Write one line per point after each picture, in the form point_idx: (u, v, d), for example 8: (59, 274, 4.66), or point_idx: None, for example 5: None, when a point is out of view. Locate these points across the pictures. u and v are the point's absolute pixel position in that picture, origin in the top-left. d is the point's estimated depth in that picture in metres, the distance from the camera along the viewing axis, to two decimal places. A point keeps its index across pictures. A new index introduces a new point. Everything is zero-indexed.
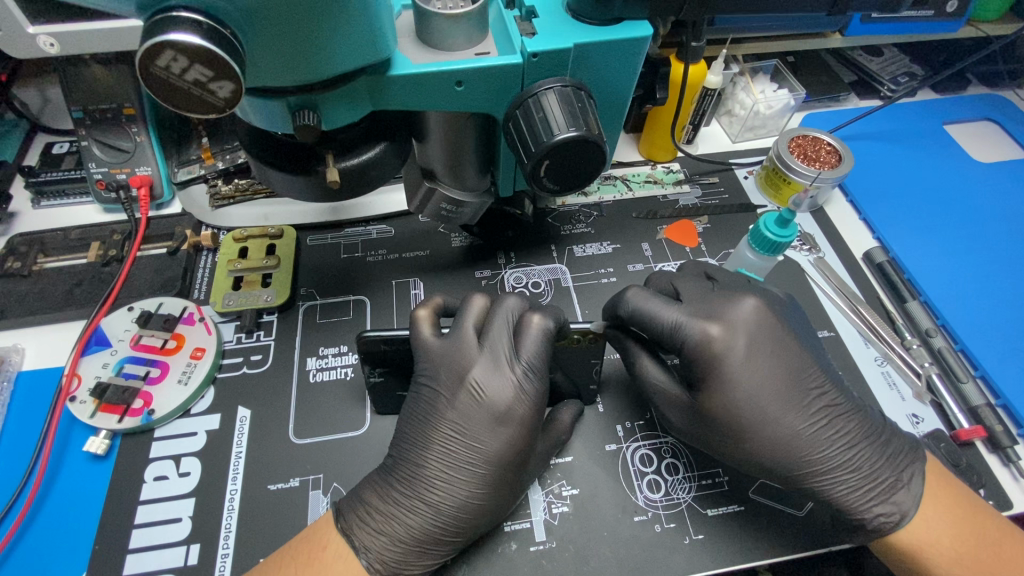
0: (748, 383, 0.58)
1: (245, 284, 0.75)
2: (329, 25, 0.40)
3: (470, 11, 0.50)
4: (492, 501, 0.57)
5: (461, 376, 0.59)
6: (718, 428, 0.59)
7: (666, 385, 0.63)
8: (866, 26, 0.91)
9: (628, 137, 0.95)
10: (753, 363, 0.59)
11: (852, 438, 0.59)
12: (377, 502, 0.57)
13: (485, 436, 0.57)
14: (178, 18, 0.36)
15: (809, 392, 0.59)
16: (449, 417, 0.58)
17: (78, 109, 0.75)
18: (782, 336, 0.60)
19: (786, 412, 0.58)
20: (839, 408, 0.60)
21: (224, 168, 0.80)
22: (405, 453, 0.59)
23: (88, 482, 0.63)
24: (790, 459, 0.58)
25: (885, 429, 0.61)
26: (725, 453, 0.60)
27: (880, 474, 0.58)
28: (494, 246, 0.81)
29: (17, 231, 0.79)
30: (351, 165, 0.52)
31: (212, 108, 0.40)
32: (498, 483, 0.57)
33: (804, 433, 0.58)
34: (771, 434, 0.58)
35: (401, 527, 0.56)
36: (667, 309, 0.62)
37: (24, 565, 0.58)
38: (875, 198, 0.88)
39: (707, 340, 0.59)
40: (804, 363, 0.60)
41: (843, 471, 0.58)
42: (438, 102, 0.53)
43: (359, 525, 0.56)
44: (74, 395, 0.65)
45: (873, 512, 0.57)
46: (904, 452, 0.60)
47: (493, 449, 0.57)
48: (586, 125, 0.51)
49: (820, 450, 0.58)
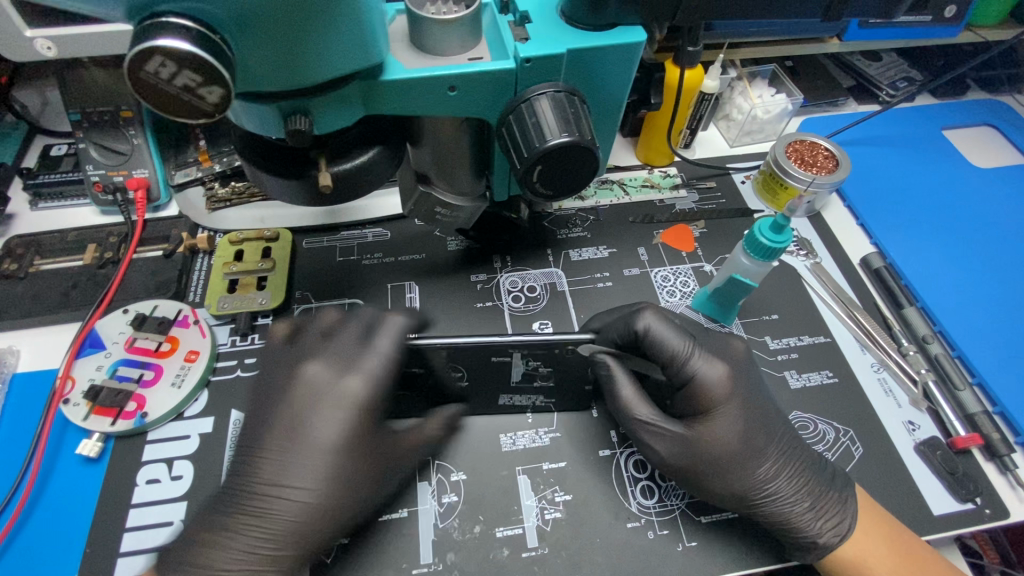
0: (735, 427, 0.60)
1: (240, 286, 0.74)
2: (318, 30, 0.40)
3: (463, 16, 0.50)
4: (344, 515, 0.56)
5: (316, 374, 0.59)
6: (701, 460, 0.60)
7: (654, 419, 0.61)
8: (865, 31, 0.91)
9: (625, 140, 0.94)
10: (741, 415, 0.61)
11: (800, 458, 0.62)
12: (221, 524, 0.54)
13: (329, 442, 0.57)
14: (168, 24, 0.36)
15: (767, 407, 0.63)
16: (283, 426, 0.57)
17: (76, 112, 0.76)
18: (757, 384, 0.64)
19: (751, 454, 0.60)
20: (791, 442, 0.62)
21: (222, 170, 0.81)
22: (240, 471, 0.57)
23: (81, 484, 0.63)
24: (740, 496, 0.59)
25: (825, 458, 0.64)
26: (708, 488, 0.60)
27: (824, 494, 0.60)
28: (491, 250, 0.81)
29: (14, 233, 0.79)
30: (344, 169, 0.52)
31: (202, 113, 0.40)
32: (345, 499, 0.56)
33: (762, 469, 0.60)
34: (728, 477, 0.59)
35: (249, 554, 0.53)
36: (678, 337, 0.62)
37: (16, 567, 0.58)
38: (873, 205, 0.87)
39: (712, 372, 0.61)
40: (769, 412, 0.63)
41: (792, 488, 0.60)
42: (432, 107, 0.53)
43: (196, 559, 0.52)
44: (67, 398, 0.65)
45: (824, 528, 0.59)
46: (838, 475, 0.62)
47: (341, 453, 0.57)
48: (579, 131, 0.51)
49: (776, 482, 0.60)
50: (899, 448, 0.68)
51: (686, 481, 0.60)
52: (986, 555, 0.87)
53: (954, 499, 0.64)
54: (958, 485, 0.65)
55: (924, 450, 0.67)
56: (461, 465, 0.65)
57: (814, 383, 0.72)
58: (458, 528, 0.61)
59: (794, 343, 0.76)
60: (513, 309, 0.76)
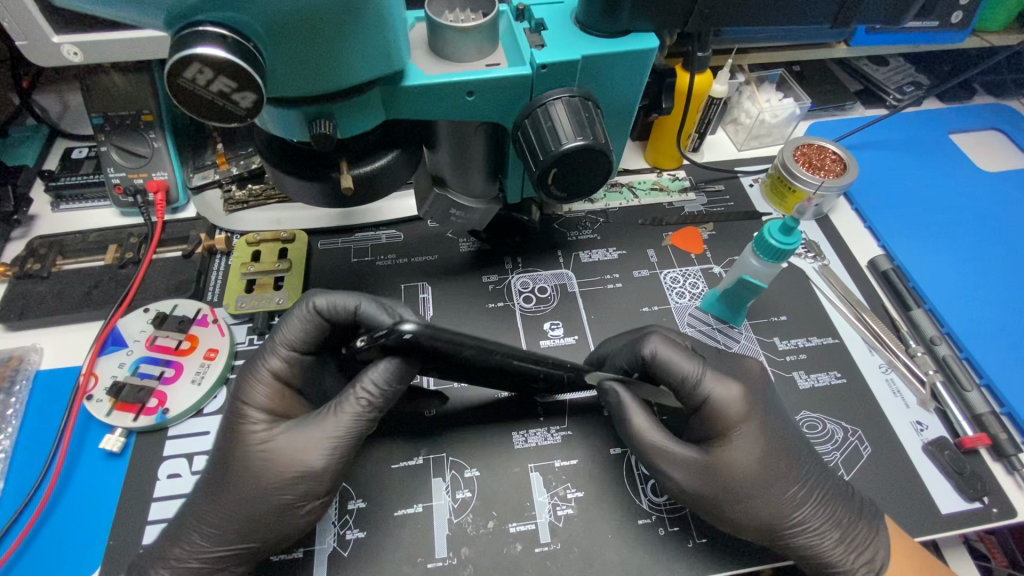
0: (756, 453, 0.59)
1: (258, 287, 0.76)
2: (345, 38, 0.42)
3: (482, 24, 0.52)
4: (273, 516, 0.55)
5: (245, 370, 0.60)
6: (722, 490, 0.58)
7: (666, 443, 0.60)
8: (872, 36, 0.92)
9: (634, 144, 0.96)
10: (760, 439, 0.60)
11: (829, 488, 0.61)
12: (179, 531, 0.56)
13: (256, 449, 0.56)
14: (206, 33, 0.38)
15: (785, 432, 0.61)
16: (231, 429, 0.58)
17: (98, 116, 0.77)
18: (774, 405, 0.63)
19: (775, 482, 0.59)
20: (815, 466, 0.61)
21: (238, 173, 0.83)
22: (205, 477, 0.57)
23: (104, 478, 0.64)
24: (769, 527, 0.58)
25: (849, 484, 0.63)
26: (730, 516, 0.58)
27: (855, 525, 0.59)
28: (502, 251, 0.82)
29: (36, 234, 0.81)
30: (365, 171, 0.53)
31: (234, 118, 0.42)
32: (263, 498, 0.54)
33: (789, 497, 0.59)
34: (752, 505, 0.58)
35: (199, 560, 0.55)
36: (687, 361, 0.61)
37: (41, 559, 0.59)
38: (880, 209, 0.88)
39: (727, 394, 0.60)
40: (790, 435, 0.62)
41: (821, 521, 0.59)
42: (451, 111, 0.54)
43: (162, 561, 0.55)
44: (91, 394, 0.67)
45: (857, 561, 0.58)
46: (867, 504, 0.61)
47: (279, 459, 0.55)
48: (593, 135, 0.52)
49: (804, 510, 0.59)
50: (907, 449, 0.68)
51: (708, 511, 0.59)
52: (993, 557, 0.88)
53: (962, 498, 0.65)
54: (966, 484, 0.66)
55: (932, 450, 0.68)
56: (473, 462, 0.66)
57: (822, 383, 0.73)
58: (472, 523, 0.62)
59: (801, 344, 0.77)
60: (525, 310, 0.78)
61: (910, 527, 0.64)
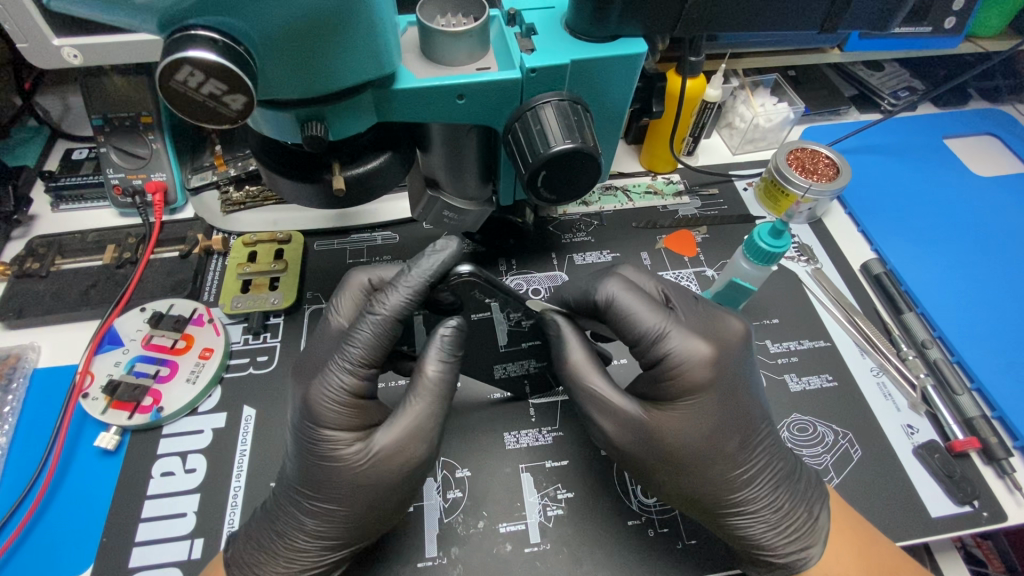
0: (704, 426, 0.57)
1: (253, 287, 0.77)
2: (335, 43, 0.42)
3: (472, 28, 0.53)
4: (390, 513, 0.56)
5: (316, 393, 0.54)
6: (654, 453, 0.57)
7: (609, 394, 0.58)
8: (865, 42, 0.92)
9: (629, 147, 0.96)
10: (714, 413, 0.57)
11: (777, 476, 0.59)
12: (280, 539, 0.56)
13: (357, 472, 0.54)
14: (197, 36, 0.38)
15: (750, 418, 0.58)
16: (321, 451, 0.55)
17: (98, 118, 0.78)
18: (748, 370, 0.60)
19: (718, 460, 0.57)
20: (768, 446, 0.60)
21: (236, 175, 0.83)
22: (300, 494, 0.56)
23: (98, 476, 0.65)
24: (706, 505, 0.58)
25: (799, 465, 0.62)
26: (658, 483, 0.58)
27: (796, 509, 0.59)
28: (497, 254, 0.83)
29: (36, 233, 0.82)
30: (357, 173, 0.54)
31: (225, 120, 0.43)
32: (379, 502, 0.55)
33: (732, 478, 0.57)
34: (689, 479, 0.57)
35: (322, 566, 0.56)
36: (650, 314, 0.58)
37: (36, 555, 0.60)
38: (873, 212, 0.89)
39: (687, 352, 0.57)
40: (752, 413, 0.59)
41: (762, 506, 0.58)
42: (442, 114, 0.55)
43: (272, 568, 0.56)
44: (87, 392, 0.67)
45: (789, 549, 0.58)
46: (813, 486, 0.61)
47: (380, 476, 0.54)
48: (582, 138, 0.53)
49: (746, 490, 0.58)
50: (897, 452, 0.69)
51: (633, 465, 0.59)
52: (990, 562, 0.88)
53: (952, 501, 0.65)
54: (955, 488, 0.66)
55: (922, 453, 0.68)
56: (464, 463, 0.66)
57: (813, 386, 0.74)
58: (462, 523, 0.62)
59: (793, 347, 0.77)
60: None
61: (899, 531, 0.64)
